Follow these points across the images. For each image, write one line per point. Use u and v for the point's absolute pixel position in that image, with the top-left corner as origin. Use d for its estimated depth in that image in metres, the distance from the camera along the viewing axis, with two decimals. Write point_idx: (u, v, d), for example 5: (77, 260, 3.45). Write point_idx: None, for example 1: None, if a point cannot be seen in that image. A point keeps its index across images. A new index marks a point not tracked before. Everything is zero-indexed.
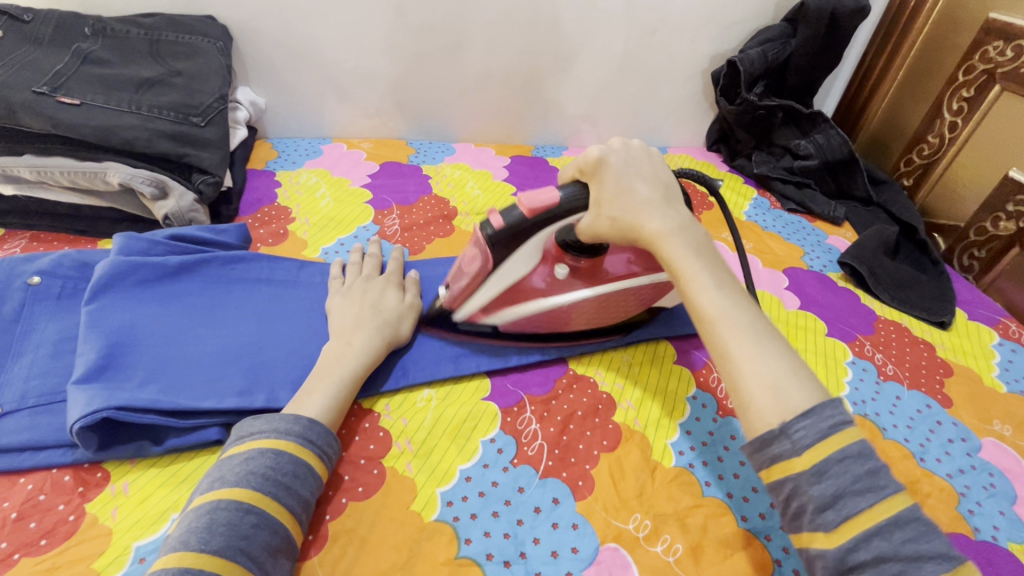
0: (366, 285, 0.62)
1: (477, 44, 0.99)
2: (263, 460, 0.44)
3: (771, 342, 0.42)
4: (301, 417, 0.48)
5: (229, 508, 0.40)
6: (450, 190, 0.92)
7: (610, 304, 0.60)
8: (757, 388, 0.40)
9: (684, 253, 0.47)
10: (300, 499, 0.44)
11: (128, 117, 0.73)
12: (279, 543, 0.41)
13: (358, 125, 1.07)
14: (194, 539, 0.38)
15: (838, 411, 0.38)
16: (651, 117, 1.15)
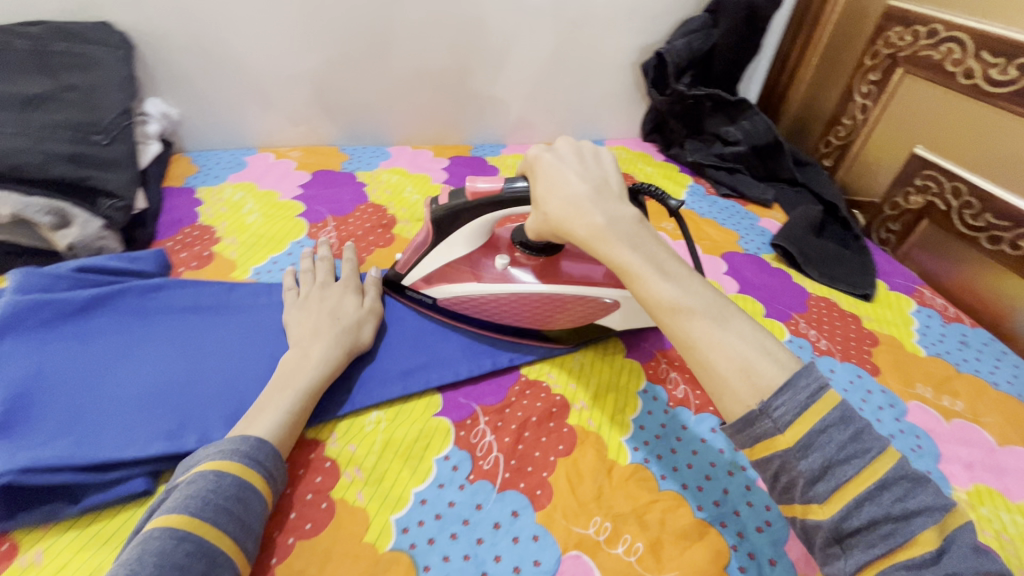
0: (323, 294, 0.61)
1: (404, 44, 0.96)
2: (203, 482, 0.41)
3: (735, 322, 0.42)
4: (248, 437, 0.45)
5: (163, 537, 0.37)
6: (388, 197, 0.89)
7: (557, 307, 0.61)
8: (727, 373, 0.39)
9: (626, 249, 0.46)
10: (241, 523, 0.41)
11: (14, 139, 0.66)
12: (218, 573, 0.37)
13: (285, 133, 1.01)
14: (121, 573, 0.35)
15: (813, 378, 0.37)
16: (587, 110, 1.15)
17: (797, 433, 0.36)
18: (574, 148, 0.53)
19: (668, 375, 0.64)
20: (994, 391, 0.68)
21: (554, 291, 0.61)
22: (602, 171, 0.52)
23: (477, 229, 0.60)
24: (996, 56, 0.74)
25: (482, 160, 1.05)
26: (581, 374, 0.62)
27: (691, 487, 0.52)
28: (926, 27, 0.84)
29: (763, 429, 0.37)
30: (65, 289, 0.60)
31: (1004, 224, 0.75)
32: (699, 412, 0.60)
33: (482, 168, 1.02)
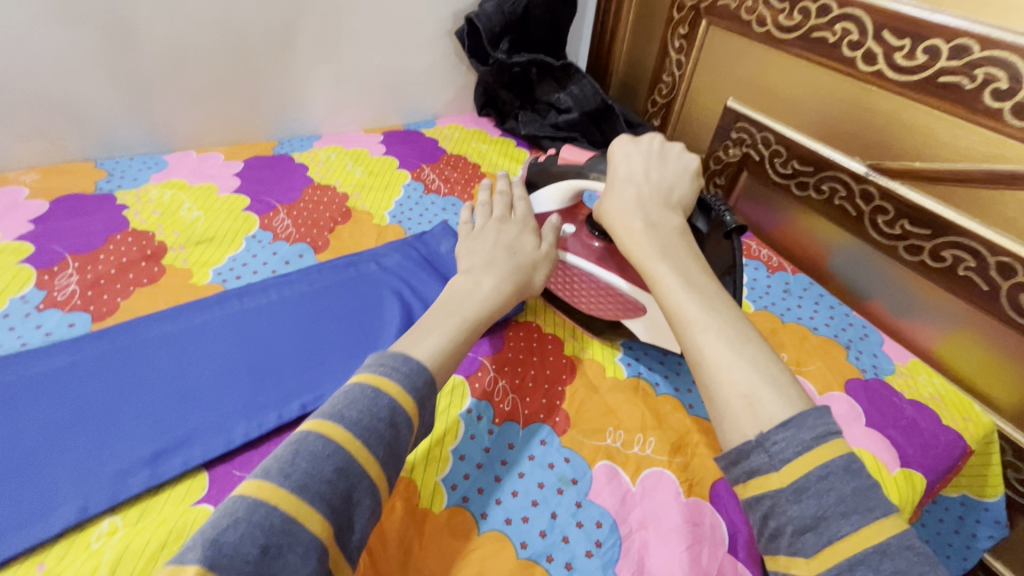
0: (501, 226, 0.59)
1: (152, 26, 0.77)
2: (361, 394, 0.39)
3: (753, 346, 0.39)
4: (411, 357, 0.42)
5: (319, 441, 0.35)
6: (157, 219, 0.73)
7: (596, 288, 0.61)
8: (728, 395, 0.37)
9: (657, 257, 0.47)
10: (389, 452, 0.38)
11: None
12: (359, 497, 0.36)
13: (13, 153, 0.78)
14: (275, 469, 0.34)
15: (822, 421, 0.34)
16: (410, 88, 1.04)
17: (792, 475, 0.34)
18: (654, 150, 0.56)
19: (495, 386, 0.57)
20: (815, 335, 0.69)
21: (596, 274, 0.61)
22: (678, 185, 0.54)
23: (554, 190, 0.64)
24: (781, 2, 0.74)
25: (287, 158, 0.90)
26: None
27: (516, 520, 0.46)
28: None
29: (756, 462, 0.35)
30: None
31: (809, 169, 0.76)
32: (527, 423, 0.54)
33: (286, 166, 0.87)
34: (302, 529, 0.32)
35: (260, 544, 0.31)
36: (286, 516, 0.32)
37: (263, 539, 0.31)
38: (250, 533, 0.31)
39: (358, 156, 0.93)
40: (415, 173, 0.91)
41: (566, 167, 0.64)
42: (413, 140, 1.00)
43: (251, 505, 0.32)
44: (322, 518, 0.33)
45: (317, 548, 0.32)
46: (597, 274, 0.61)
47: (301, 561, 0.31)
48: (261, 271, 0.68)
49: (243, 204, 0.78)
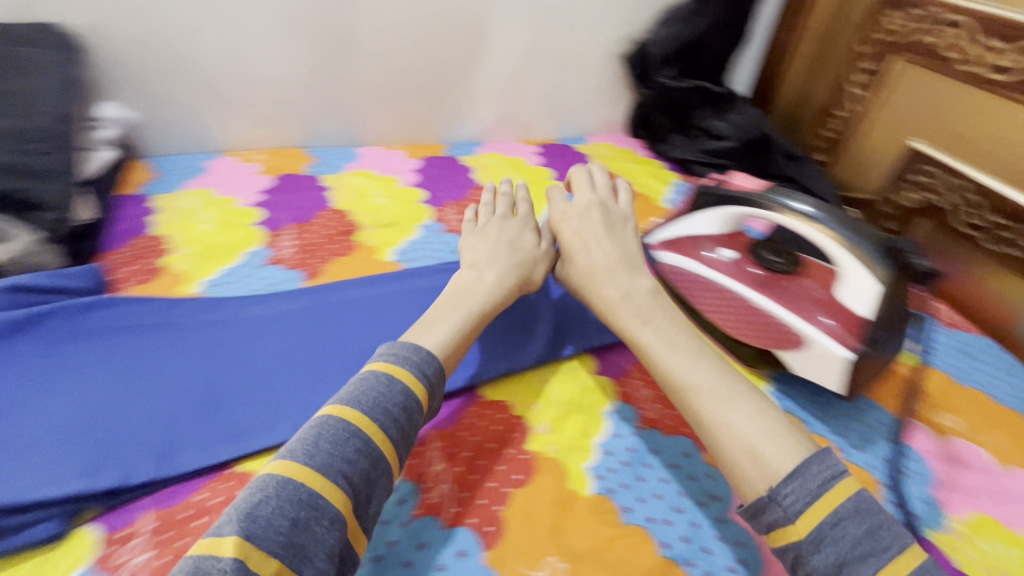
0: (502, 225, 0.67)
1: (368, 39, 0.91)
2: (376, 382, 0.44)
3: (741, 398, 0.46)
4: (420, 349, 0.48)
5: (338, 426, 0.40)
6: (353, 201, 0.84)
7: (749, 314, 0.64)
8: (735, 452, 0.43)
9: (643, 326, 0.53)
10: (402, 432, 0.43)
11: None
12: (379, 474, 0.40)
13: (250, 136, 0.96)
14: (300, 450, 0.38)
15: (824, 467, 0.39)
16: (569, 104, 1.10)
17: (809, 526, 0.38)
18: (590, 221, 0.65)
19: (641, 393, 0.60)
20: (996, 404, 0.63)
21: (755, 301, 0.64)
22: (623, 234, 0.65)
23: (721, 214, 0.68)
24: (996, 40, 0.73)
25: (455, 160, 0.99)
26: (545, 393, 0.58)
27: (657, 520, 0.48)
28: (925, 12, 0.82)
29: (774, 517, 0.39)
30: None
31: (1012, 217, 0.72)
32: (671, 434, 0.56)
33: (455, 167, 0.96)
34: (327, 503, 0.36)
35: (290, 517, 0.35)
36: (312, 492, 0.36)
37: (292, 512, 0.35)
38: (280, 506, 0.35)
39: (515, 164, 1.00)
40: (566, 186, 0.96)
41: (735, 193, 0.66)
42: (565, 155, 1.06)
43: (282, 483, 0.36)
44: (342, 493, 0.37)
45: (339, 521, 0.36)
46: (756, 301, 0.64)
47: (326, 532, 0.35)
48: (433, 256, 0.77)
49: (419, 197, 0.88)
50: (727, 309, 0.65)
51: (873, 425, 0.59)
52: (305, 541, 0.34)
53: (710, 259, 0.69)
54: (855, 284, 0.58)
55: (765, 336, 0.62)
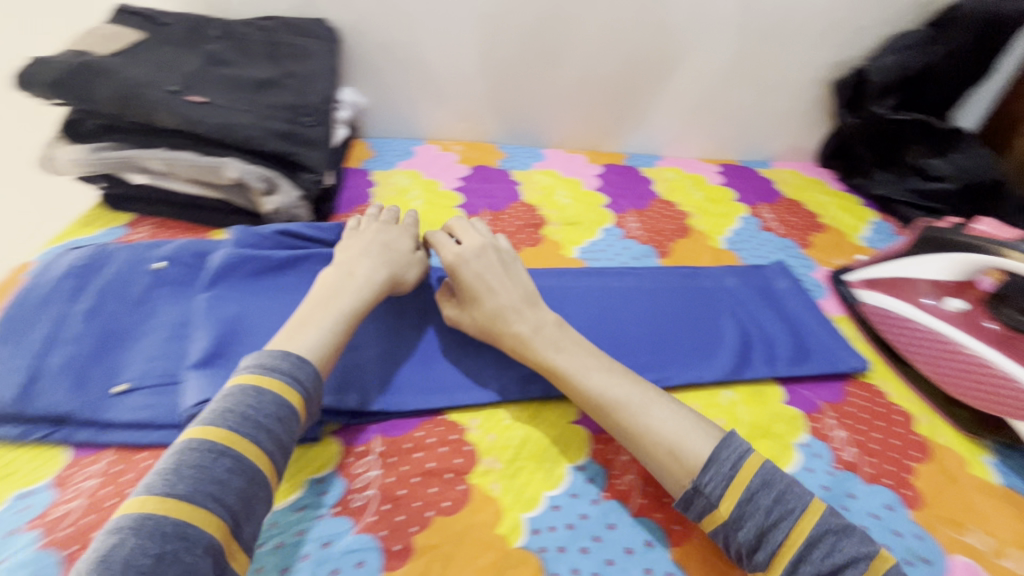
0: (381, 228, 0.62)
1: (575, 47, 0.96)
2: (242, 397, 0.42)
3: (655, 407, 0.49)
4: (287, 354, 0.46)
5: (198, 451, 0.39)
6: (540, 197, 0.90)
7: (979, 374, 0.60)
8: (659, 453, 0.47)
9: (554, 353, 0.53)
10: (275, 441, 0.42)
11: (246, 115, 0.76)
12: (255, 492, 0.39)
13: (450, 127, 1.06)
14: (157, 484, 0.37)
15: (732, 451, 0.45)
16: (758, 127, 1.07)
17: (730, 505, 0.43)
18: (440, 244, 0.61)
19: (835, 432, 0.57)
20: None
21: (993, 362, 0.59)
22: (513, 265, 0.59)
23: (955, 263, 0.63)
24: None
25: (635, 170, 1.00)
26: (734, 411, 0.58)
27: None
28: None
29: (700, 505, 0.44)
30: (267, 248, 0.68)
31: None
32: (870, 482, 0.52)
33: (635, 179, 0.97)
34: (198, 530, 0.35)
35: (152, 553, 0.33)
36: (178, 523, 0.35)
37: (157, 547, 0.34)
38: (140, 543, 0.33)
39: (697, 181, 0.98)
40: (753, 209, 0.91)
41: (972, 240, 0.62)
42: (750, 178, 1.01)
43: (139, 518, 0.35)
44: (216, 516, 0.37)
45: (213, 545, 0.36)
46: (994, 361, 0.59)
47: (202, 559, 0.35)
48: (614, 260, 0.79)
49: (601, 202, 0.91)
50: (950, 364, 0.62)
51: None
52: (175, 572, 0.33)
53: (930, 306, 0.65)
54: None
55: (992, 399, 0.59)
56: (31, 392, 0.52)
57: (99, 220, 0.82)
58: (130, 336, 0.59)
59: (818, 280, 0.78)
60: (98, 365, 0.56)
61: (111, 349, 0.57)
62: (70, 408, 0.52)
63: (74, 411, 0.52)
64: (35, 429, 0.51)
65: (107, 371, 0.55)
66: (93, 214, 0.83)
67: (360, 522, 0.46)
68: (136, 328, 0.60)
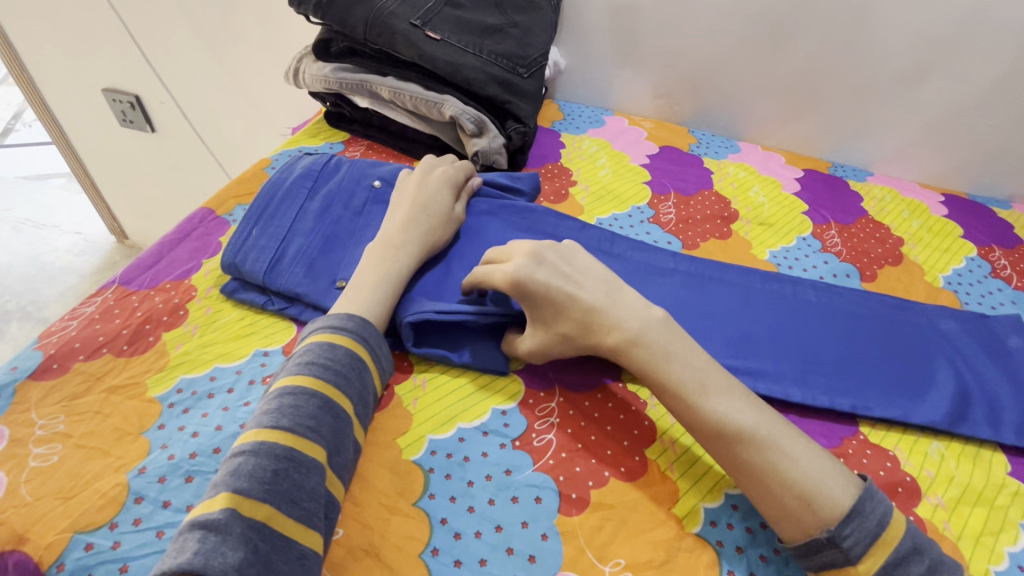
0: (422, 184, 0.63)
1: (810, 37, 0.88)
2: (321, 352, 0.46)
3: (788, 443, 0.43)
4: (355, 315, 0.50)
5: (293, 392, 0.43)
6: (733, 190, 0.85)
7: None
8: (787, 499, 0.41)
9: (674, 364, 0.47)
10: (357, 388, 0.46)
11: (471, 57, 0.80)
12: (344, 427, 0.44)
13: (644, 103, 1.03)
14: (264, 417, 0.41)
15: (877, 506, 0.40)
16: (1004, 160, 0.91)
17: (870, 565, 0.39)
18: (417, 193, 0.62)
19: None
20: None
21: None
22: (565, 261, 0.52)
23: None
24: None
25: (842, 181, 0.91)
26: (945, 466, 0.51)
27: None
28: None
29: (831, 559, 0.40)
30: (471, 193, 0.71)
31: None
32: None
33: (842, 191, 0.88)
34: (302, 454, 0.40)
35: (270, 469, 0.38)
36: (286, 446, 0.40)
37: (273, 465, 0.38)
38: (259, 463, 0.38)
39: (916, 208, 0.87)
40: (982, 250, 0.79)
41: None
42: (983, 216, 0.87)
43: (255, 444, 0.39)
44: (315, 445, 0.41)
45: (318, 468, 0.40)
46: None
47: (310, 479, 0.39)
48: (810, 271, 0.73)
49: (801, 208, 0.83)
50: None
51: None
52: (289, 487, 0.38)
53: None
54: None
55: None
56: (275, 270, 0.60)
57: (322, 133, 0.91)
58: (351, 240, 0.64)
59: None
60: (325, 258, 0.61)
61: (335, 248, 0.63)
62: (304, 290, 0.58)
63: (306, 294, 0.58)
64: (274, 302, 0.59)
65: (332, 266, 0.61)
66: (316, 127, 0.93)
67: (540, 461, 0.48)
68: (357, 233, 0.64)
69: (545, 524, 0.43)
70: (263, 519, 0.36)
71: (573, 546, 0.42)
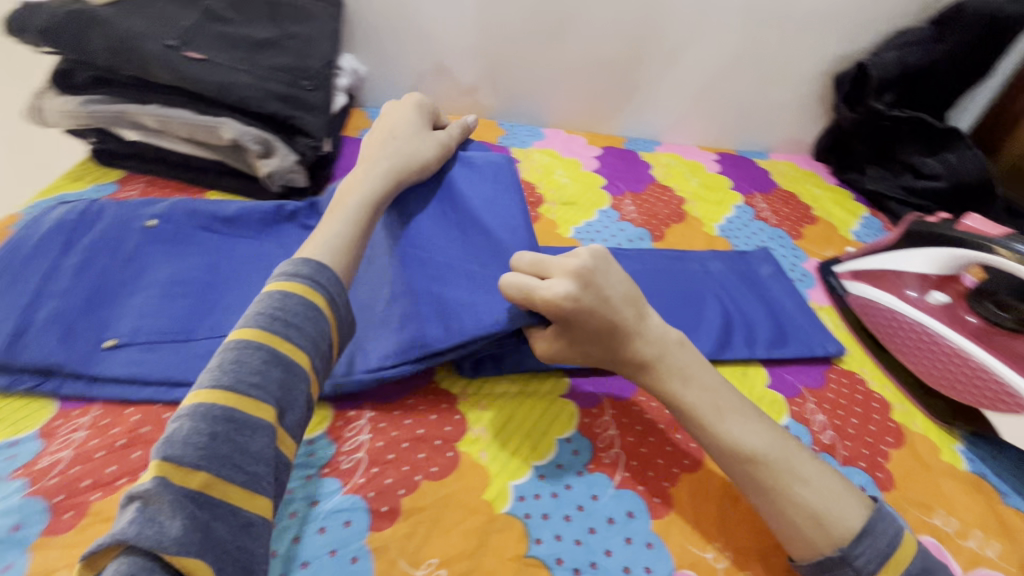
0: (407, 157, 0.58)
1: (581, 27, 0.95)
2: (272, 302, 0.42)
3: (800, 464, 0.45)
4: (309, 260, 0.45)
5: (238, 347, 0.39)
6: (539, 175, 0.90)
7: (952, 365, 0.59)
8: (798, 519, 0.43)
9: (691, 390, 0.48)
10: (310, 340, 0.42)
11: (242, 75, 0.75)
12: (297, 381, 0.40)
13: (451, 102, 1.05)
14: (207, 377, 0.38)
15: (888, 527, 0.42)
16: (757, 119, 1.07)
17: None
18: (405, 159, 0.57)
19: (814, 416, 0.58)
20: None
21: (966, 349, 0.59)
22: (601, 276, 0.47)
23: (946, 259, 0.62)
24: None
25: (634, 154, 1.00)
26: None
27: None
28: None
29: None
30: (485, 188, 0.62)
31: None
32: (845, 463, 0.54)
33: (635, 163, 0.97)
34: (245, 414, 0.36)
35: (207, 433, 0.35)
36: (225, 407, 0.36)
37: (209, 428, 0.35)
38: (195, 426, 0.35)
39: (695, 168, 0.98)
40: (747, 198, 0.93)
41: (936, 226, 0.63)
42: (747, 168, 1.01)
43: (194, 405, 0.36)
44: (262, 403, 0.37)
45: (265, 427, 0.37)
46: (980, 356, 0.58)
47: (256, 441, 0.36)
48: (610, 241, 0.80)
49: (599, 183, 0.91)
50: (924, 351, 0.61)
51: None
52: (230, 450, 0.35)
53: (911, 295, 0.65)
54: None
55: (969, 389, 0.57)
56: (19, 343, 0.51)
57: (87, 175, 0.80)
58: (121, 291, 0.57)
59: (807, 270, 0.79)
60: (87, 318, 0.54)
61: (102, 303, 0.55)
62: (58, 359, 0.51)
63: (65, 364, 0.51)
64: (24, 380, 0.51)
65: (97, 326, 0.54)
66: (82, 169, 0.81)
67: (348, 483, 0.46)
68: (129, 282, 0.57)
69: (354, 546, 0.42)
70: (199, 487, 0.33)
71: (384, 561, 0.42)
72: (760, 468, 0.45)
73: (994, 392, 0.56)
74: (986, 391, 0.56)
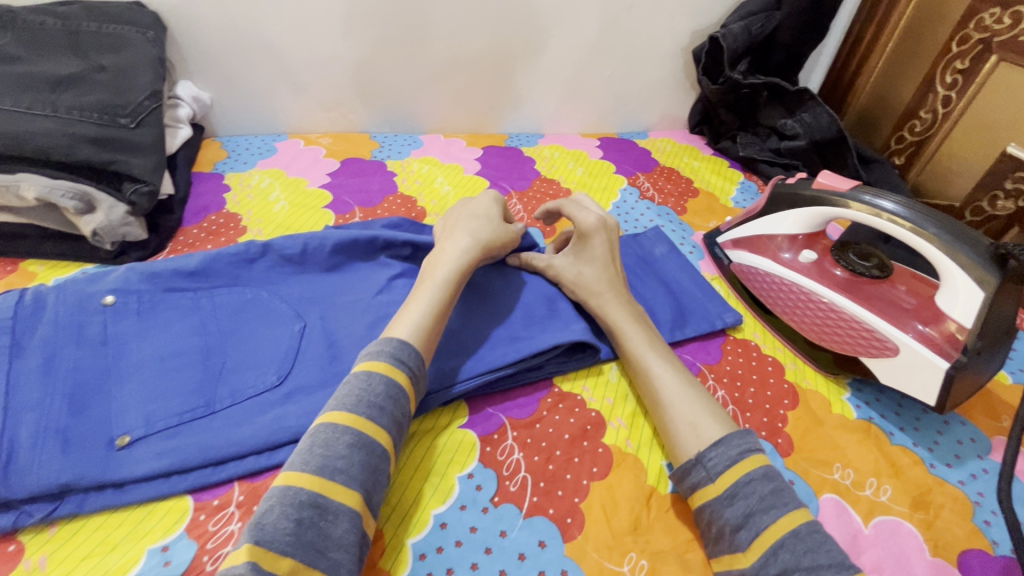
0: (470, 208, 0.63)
1: (440, 27, 0.90)
2: (357, 381, 0.43)
3: (697, 391, 0.51)
4: (392, 338, 0.47)
5: (329, 429, 0.40)
6: (418, 187, 0.86)
7: (832, 323, 0.61)
8: (679, 424, 0.49)
9: (631, 316, 0.57)
10: (393, 419, 0.43)
11: (40, 121, 0.64)
12: (378, 462, 0.40)
13: (316, 119, 0.98)
14: (296, 460, 0.39)
15: (746, 441, 0.45)
16: (632, 99, 1.08)
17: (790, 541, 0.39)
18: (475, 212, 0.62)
19: (716, 393, 0.58)
20: None
21: (840, 305, 0.60)
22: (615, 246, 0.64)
23: (813, 217, 0.64)
24: None
25: (517, 150, 0.98)
26: (620, 387, 0.57)
27: None
28: (994, 15, 0.81)
29: (697, 478, 0.44)
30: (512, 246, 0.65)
31: None
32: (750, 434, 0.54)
33: (518, 159, 0.95)
34: (330, 500, 0.37)
35: (294, 518, 0.35)
36: (312, 492, 0.37)
37: (297, 513, 0.36)
38: (284, 511, 0.35)
39: (578, 157, 0.98)
40: (631, 179, 0.93)
41: (800, 189, 0.65)
42: (628, 149, 1.02)
43: (281, 490, 0.37)
44: (347, 488, 0.38)
45: (346, 513, 0.37)
46: (852, 310, 0.59)
47: (338, 526, 0.36)
48: None
49: (483, 185, 0.87)
50: (804, 310, 0.63)
51: (961, 441, 0.56)
52: (314, 536, 0.35)
53: (784, 256, 0.67)
54: (953, 292, 0.53)
55: (847, 340, 0.60)
56: None
57: None
58: (108, 381, 0.49)
59: (696, 243, 0.80)
60: (80, 421, 0.46)
61: (88, 401, 0.47)
62: (72, 475, 0.44)
63: (76, 479, 0.44)
64: (33, 511, 0.43)
65: (98, 425, 0.46)
66: None
67: None
68: (112, 370, 0.50)
69: None
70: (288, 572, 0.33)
71: None
72: (666, 384, 0.51)
73: (865, 338, 0.58)
74: (861, 342, 0.59)
